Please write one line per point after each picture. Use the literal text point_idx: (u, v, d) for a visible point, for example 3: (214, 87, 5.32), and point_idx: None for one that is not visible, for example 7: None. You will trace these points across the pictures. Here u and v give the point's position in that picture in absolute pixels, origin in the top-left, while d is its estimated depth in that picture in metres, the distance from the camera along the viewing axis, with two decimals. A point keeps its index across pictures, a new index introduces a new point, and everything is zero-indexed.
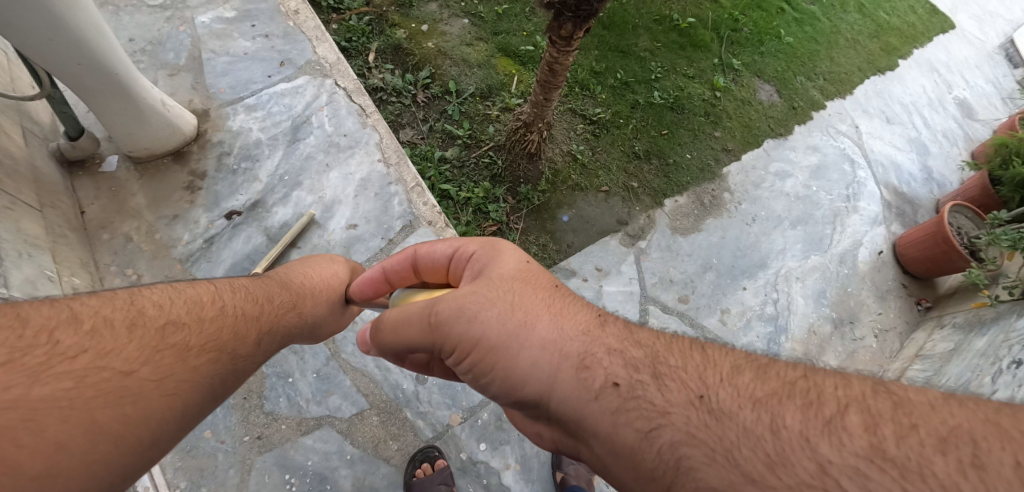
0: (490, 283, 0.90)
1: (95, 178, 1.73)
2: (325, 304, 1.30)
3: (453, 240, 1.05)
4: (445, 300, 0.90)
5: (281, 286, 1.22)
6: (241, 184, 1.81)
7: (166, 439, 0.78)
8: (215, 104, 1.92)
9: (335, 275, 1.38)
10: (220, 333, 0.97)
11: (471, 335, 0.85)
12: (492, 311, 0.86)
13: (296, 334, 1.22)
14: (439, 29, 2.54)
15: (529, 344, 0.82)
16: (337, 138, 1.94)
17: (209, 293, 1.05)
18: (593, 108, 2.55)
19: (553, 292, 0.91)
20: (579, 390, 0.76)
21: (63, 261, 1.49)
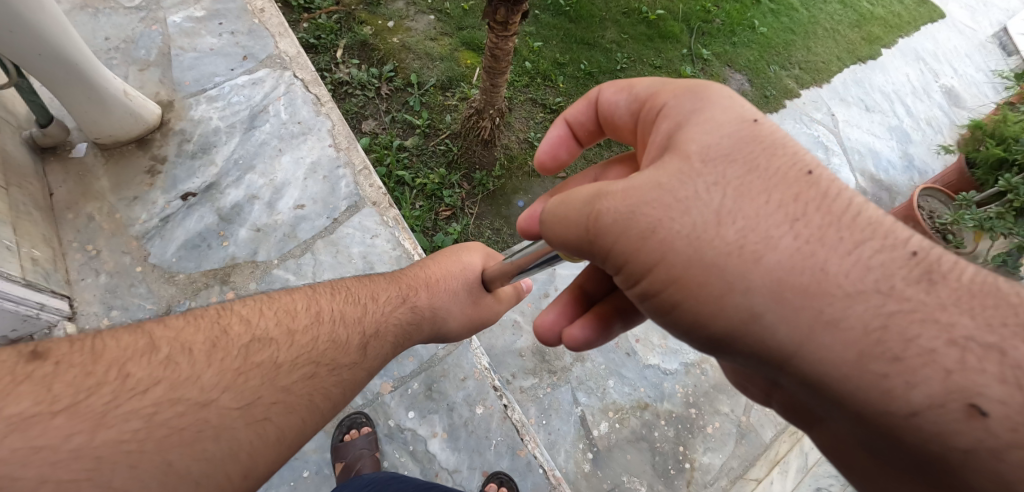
0: (691, 176, 0.73)
1: (65, 163, 1.86)
2: (442, 293, 1.34)
3: (659, 87, 0.88)
4: (613, 196, 0.76)
5: (389, 282, 1.28)
6: (197, 167, 1.92)
7: (265, 467, 0.79)
8: (179, 96, 2.05)
9: (462, 265, 1.42)
10: (315, 344, 0.98)
11: (652, 252, 0.73)
12: (692, 223, 0.70)
13: (419, 327, 1.28)
14: (404, 26, 2.64)
15: (746, 278, 0.67)
16: (291, 125, 2.05)
17: (303, 301, 1.08)
18: (554, 97, 2.60)
19: (804, 184, 0.70)
20: (823, 344, 0.64)
21: (25, 235, 1.61)
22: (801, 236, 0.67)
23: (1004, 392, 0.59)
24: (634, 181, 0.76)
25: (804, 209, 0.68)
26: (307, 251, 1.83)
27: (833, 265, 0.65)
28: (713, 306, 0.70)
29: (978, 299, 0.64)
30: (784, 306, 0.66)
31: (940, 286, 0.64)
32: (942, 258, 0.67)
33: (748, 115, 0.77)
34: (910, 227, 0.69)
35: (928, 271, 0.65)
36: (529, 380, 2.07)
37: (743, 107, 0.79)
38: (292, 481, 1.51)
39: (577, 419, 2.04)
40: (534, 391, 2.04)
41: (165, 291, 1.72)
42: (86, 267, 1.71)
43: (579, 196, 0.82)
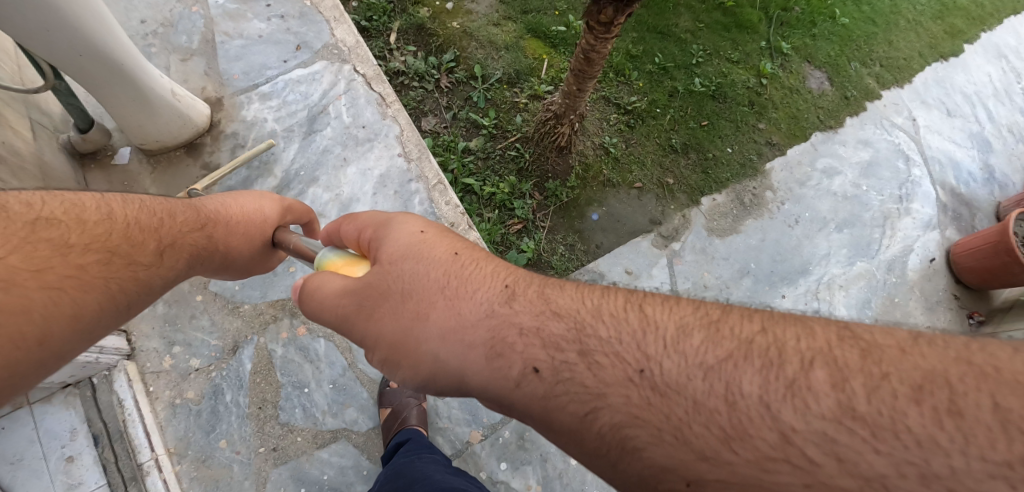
0: (386, 273, 0.87)
1: (107, 171, 1.65)
2: (241, 235, 1.21)
3: (361, 221, 1.00)
4: (347, 300, 0.89)
5: (185, 206, 1.15)
6: (255, 178, 1.71)
7: (60, 336, 0.80)
8: (228, 92, 1.81)
9: (262, 214, 1.25)
10: (108, 237, 0.94)
11: (373, 334, 0.86)
12: (389, 304, 0.84)
13: (212, 256, 1.17)
14: (464, 8, 2.37)
15: (421, 335, 0.80)
16: (355, 130, 1.82)
17: (97, 199, 0.98)
18: (629, 96, 2.38)
19: (442, 261, 0.86)
20: (472, 370, 0.76)
21: None
22: (446, 298, 0.81)
23: (551, 356, 0.71)
24: (356, 283, 0.89)
25: (444, 278, 0.83)
26: None
27: (462, 310, 0.79)
28: (410, 362, 0.81)
29: (548, 314, 0.76)
30: (447, 344, 0.78)
31: (517, 301, 0.79)
32: (524, 289, 0.81)
33: (416, 228, 0.92)
34: (505, 269, 0.85)
35: (510, 291, 0.81)
36: None
37: (417, 224, 0.94)
38: None
39: None
40: None
41: (229, 324, 1.54)
42: None
43: (327, 295, 0.92)
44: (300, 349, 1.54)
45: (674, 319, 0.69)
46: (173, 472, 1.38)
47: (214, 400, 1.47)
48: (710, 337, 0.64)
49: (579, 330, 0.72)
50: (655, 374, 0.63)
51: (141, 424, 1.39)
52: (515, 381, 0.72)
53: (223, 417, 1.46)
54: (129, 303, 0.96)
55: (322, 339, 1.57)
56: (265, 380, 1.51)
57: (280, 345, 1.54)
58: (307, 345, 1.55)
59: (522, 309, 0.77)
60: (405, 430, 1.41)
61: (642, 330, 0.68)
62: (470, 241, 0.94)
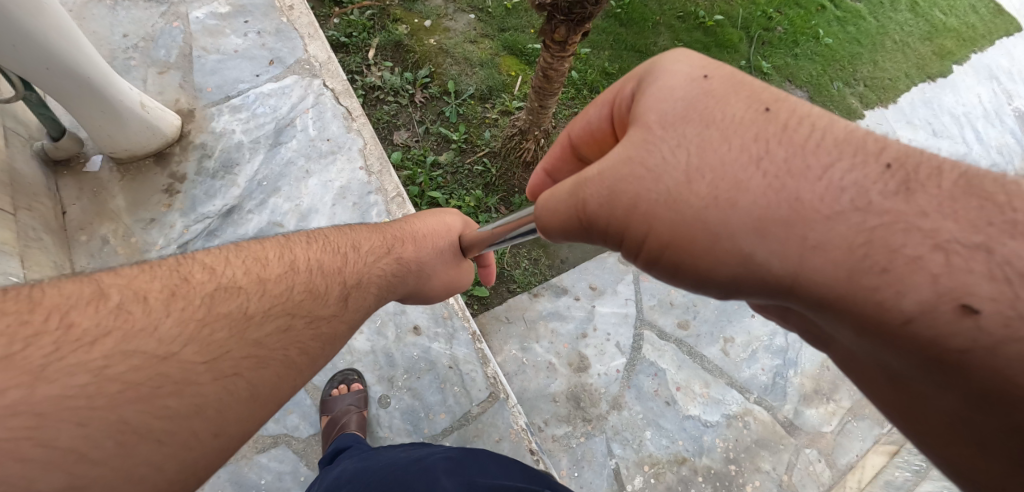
0: (657, 144, 0.67)
1: (78, 178, 1.72)
2: (425, 249, 1.26)
3: (609, 96, 0.83)
4: (594, 181, 0.71)
5: (371, 235, 1.16)
6: (218, 188, 1.77)
7: (234, 427, 0.66)
8: (201, 104, 1.88)
9: (443, 224, 1.36)
10: (292, 295, 0.84)
11: (641, 223, 0.67)
12: (666, 187, 0.65)
13: (399, 282, 1.17)
14: (443, 25, 2.42)
15: (724, 224, 0.61)
16: (320, 143, 1.88)
17: (277, 249, 0.93)
18: None
19: (755, 123, 0.64)
20: (811, 268, 0.57)
21: (33, 265, 1.48)
22: (764, 174, 0.60)
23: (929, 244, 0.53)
24: (608, 161, 0.70)
25: (770, 150, 0.62)
26: None
27: (801, 192, 0.58)
28: (700, 255, 0.64)
29: (961, 196, 0.55)
30: (768, 239, 0.59)
31: (917, 192, 0.55)
32: (907, 158, 0.58)
33: (694, 74, 0.71)
34: (871, 139, 0.61)
35: (850, 153, 0.59)
36: (562, 428, 1.97)
37: (692, 67, 0.73)
38: None
39: (611, 472, 1.93)
40: (567, 440, 1.95)
41: None
42: None
43: (564, 185, 0.76)
44: None
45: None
46: None
47: None
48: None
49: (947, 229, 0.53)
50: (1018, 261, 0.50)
51: None
52: (901, 319, 0.54)
53: None
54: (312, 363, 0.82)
55: None
56: None
57: None
58: None
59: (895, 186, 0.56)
60: (345, 432, 1.43)
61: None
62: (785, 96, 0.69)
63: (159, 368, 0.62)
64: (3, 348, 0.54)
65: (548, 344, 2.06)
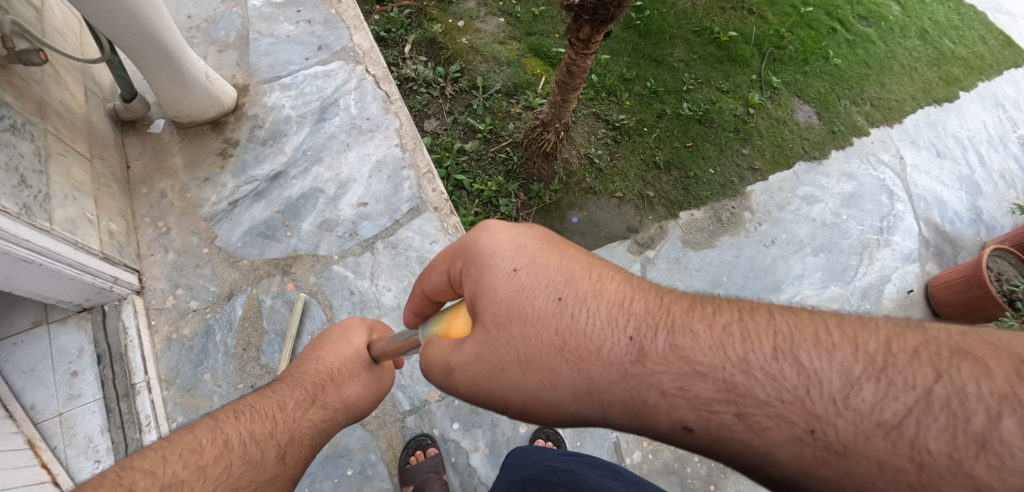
0: (495, 342, 0.73)
1: (143, 137, 1.92)
2: (352, 382, 1.17)
3: (444, 267, 0.83)
4: (459, 372, 0.76)
5: (289, 383, 1.11)
6: (267, 155, 1.96)
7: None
8: (254, 81, 2.08)
9: (352, 347, 1.22)
10: (231, 471, 0.88)
11: (500, 404, 0.75)
12: (509, 378, 0.72)
13: (334, 425, 1.12)
14: (474, 26, 2.63)
15: (559, 401, 0.70)
16: (360, 121, 2.06)
17: (199, 437, 0.91)
18: (618, 113, 2.57)
19: (552, 313, 0.72)
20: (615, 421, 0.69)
21: (103, 207, 1.66)
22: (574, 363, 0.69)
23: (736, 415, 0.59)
24: (464, 355, 0.75)
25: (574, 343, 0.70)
26: (366, 250, 1.85)
27: (594, 375, 0.68)
28: (556, 421, 0.73)
29: (688, 359, 0.63)
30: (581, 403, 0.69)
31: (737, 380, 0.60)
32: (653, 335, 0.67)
33: (507, 266, 0.74)
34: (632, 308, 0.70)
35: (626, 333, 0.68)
36: None
37: (503, 251, 0.76)
38: (336, 480, 1.55)
39: (611, 445, 2.03)
40: None
41: (228, 275, 1.77)
42: (156, 243, 1.78)
43: (433, 367, 0.80)
44: (287, 302, 1.75)
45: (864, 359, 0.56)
46: (161, 395, 1.59)
47: (205, 338, 1.68)
48: (885, 390, 0.53)
49: (732, 384, 0.60)
50: (893, 438, 0.51)
51: (138, 350, 1.61)
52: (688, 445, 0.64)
53: (210, 354, 1.66)
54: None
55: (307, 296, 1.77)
56: (251, 325, 1.71)
57: (269, 296, 1.75)
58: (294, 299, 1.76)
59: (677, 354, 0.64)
60: None
61: (864, 364, 0.56)
62: (574, 263, 0.76)
63: None
64: None
65: None
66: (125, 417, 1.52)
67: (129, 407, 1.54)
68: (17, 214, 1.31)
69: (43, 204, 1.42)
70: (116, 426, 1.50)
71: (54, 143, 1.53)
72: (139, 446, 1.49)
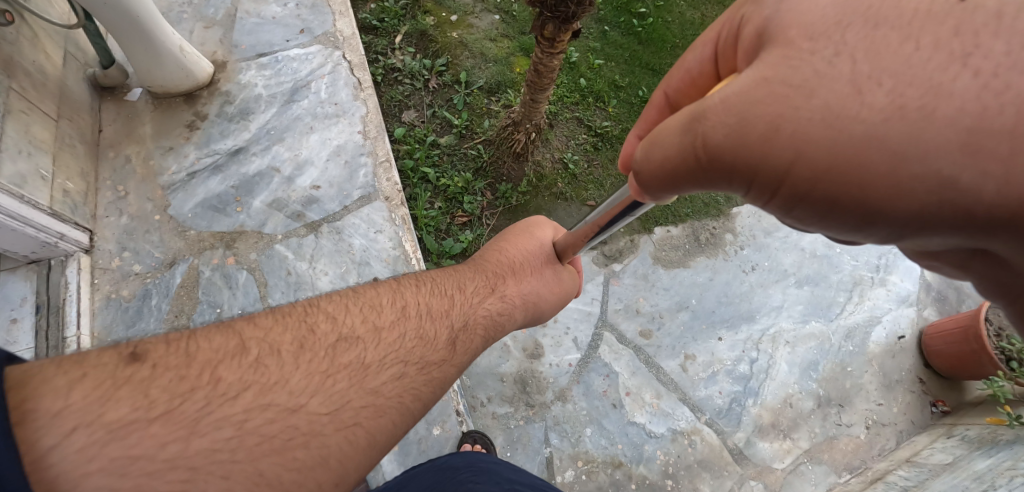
0: (802, 60, 0.54)
1: (119, 104, 2.01)
2: (526, 278, 1.31)
3: (715, 27, 0.72)
4: (714, 113, 0.58)
5: (472, 267, 1.24)
6: (232, 130, 2.00)
7: (356, 471, 0.76)
8: (233, 58, 2.13)
9: (538, 243, 1.41)
10: (403, 342, 0.92)
11: (784, 150, 0.54)
12: (821, 105, 0.51)
13: (510, 317, 1.23)
14: (467, 22, 2.60)
15: (915, 141, 0.47)
16: (328, 105, 2.07)
17: (388, 295, 1.00)
18: (603, 120, 2.49)
19: (933, 17, 0.48)
20: None
21: (62, 166, 1.74)
22: (974, 73, 0.45)
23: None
24: (737, 86, 0.57)
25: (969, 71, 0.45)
26: (311, 232, 1.86)
27: None
28: (844, 189, 0.52)
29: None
30: (980, 157, 0.45)
31: None
32: None
33: None
34: None
35: None
36: (504, 408, 2.03)
37: None
38: None
39: (543, 460, 1.97)
40: (505, 420, 2.00)
41: (174, 244, 1.82)
42: (113, 205, 1.85)
43: (672, 122, 0.64)
44: (225, 275, 1.78)
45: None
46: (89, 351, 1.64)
47: (141, 301, 1.73)
48: None
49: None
50: None
51: (75, 305, 1.67)
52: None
53: (143, 317, 1.70)
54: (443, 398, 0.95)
55: (244, 271, 1.79)
56: (187, 295, 1.75)
57: (209, 268, 1.79)
58: (231, 274, 1.79)
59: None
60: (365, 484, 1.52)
61: None
62: None
63: (292, 420, 0.71)
64: (166, 403, 0.65)
65: None
66: None
67: None
68: None
69: None
70: None
71: (16, 101, 1.61)
72: None
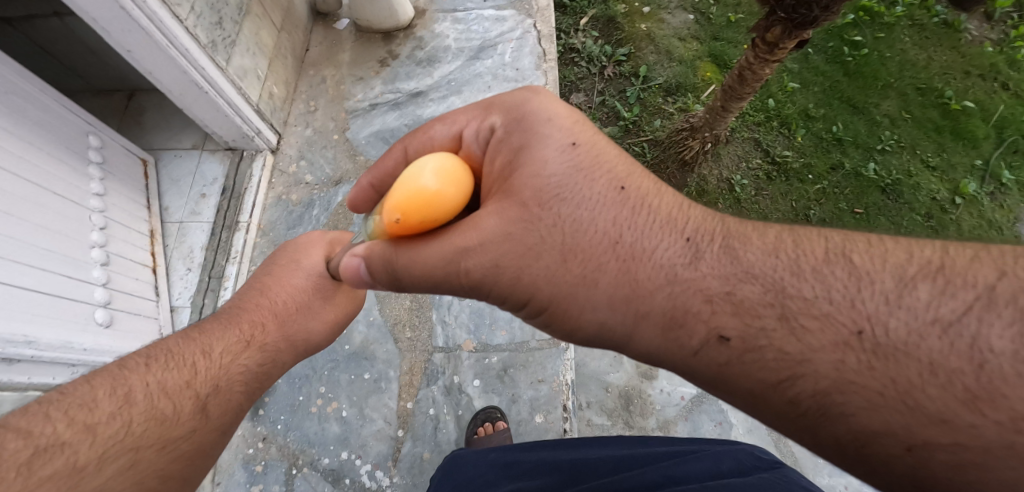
0: (534, 222, 0.74)
1: (327, 30, 2.16)
2: (306, 314, 1.18)
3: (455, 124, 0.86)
4: (473, 255, 0.76)
5: (223, 323, 1.08)
6: (417, 74, 2.07)
7: None
8: (432, 8, 2.21)
9: (300, 267, 1.22)
10: (130, 426, 0.84)
11: (517, 291, 0.76)
12: (542, 264, 0.73)
13: (273, 368, 1.10)
14: (660, 16, 2.50)
15: (586, 297, 0.72)
16: (509, 69, 2.07)
17: (111, 381, 0.89)
18: (783, 149, 2.27)
19: (614, 204, 0.74)
20: (646, 337, 0.70)
21: (272, 72, 1.90)
22: (625, 264, 0.71)
23: (846, 348, 0.56)
24: (485, 232, 0.75)
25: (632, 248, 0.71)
26: None
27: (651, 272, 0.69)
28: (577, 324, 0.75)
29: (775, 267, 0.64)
30: (617, 310, 0.71)
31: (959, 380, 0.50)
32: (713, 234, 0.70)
33: (565, 141, 0.78)
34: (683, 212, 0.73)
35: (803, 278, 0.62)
36: (602, 418, 1.90)
37: (557, 132, 0.79)
38: (353, 376, 1.65)
39: None
40: (600, 432, 1.87)
41: (344, 165, 1.91)
42: (302, 118, 1.99)
43: (432, 251, 0.78)
44: None
45: (892, 263, 0.59)
46: (253, 240, 1.80)
47: (306, 209, 1.84)
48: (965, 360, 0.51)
49: (778, 289, 0.63)
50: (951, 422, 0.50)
51: (253, 195, 1.83)
52: (694, 351, 0.67)
53: (303, 223, 1.82)
54: (193, 471, 0.89)
55: None
56: (343, 216, 1.82)
57: None
58: None
59: (706, 261, 0.68)
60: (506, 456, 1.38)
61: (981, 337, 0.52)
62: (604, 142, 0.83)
63: None
64: None
65: None
66: (223, 245, 1.76)
67: (227, 238, 1.77)
68: (204, 45, 1.55)
69: (227, 47, 1.65)
70: (217, 248, 1.76)
71: (255, 5, 1.78)
72: (220, 272, 1.73)
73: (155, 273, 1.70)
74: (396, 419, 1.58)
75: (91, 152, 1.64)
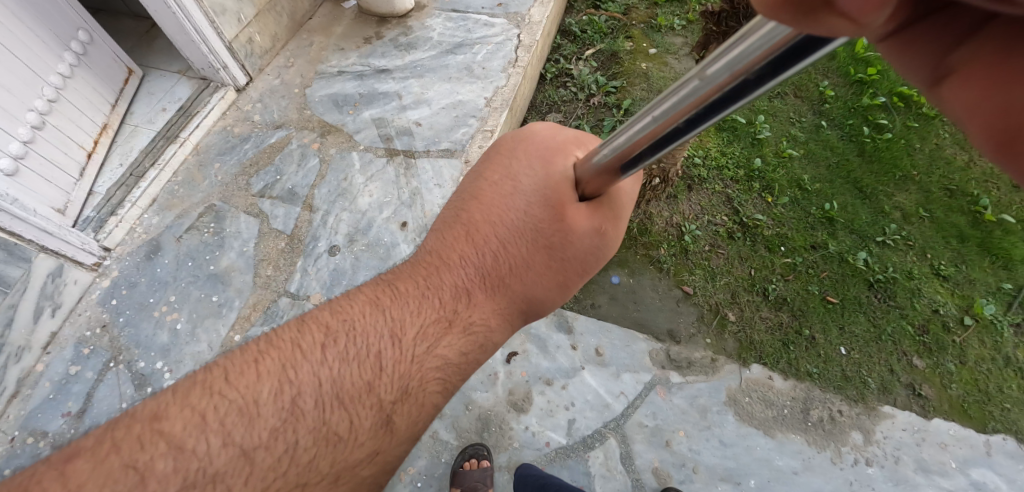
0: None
1: (334, 7, 2.34)
2: (534, 276, 0.95)
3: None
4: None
5: (410, 285, 0.97)
6: (391, 54, 2.15)
7: None
8: (432, 6, 2.32)
9: (517, 208, 0.96)
10: (297, 450, 0.80)
11: None
12: None
13: (479, 353, 0.96)
14: (664, 59, 2.45)
15: None
16: (476, 67, 2.08)
17: (282, 364, 0.85)
18: (758, 212, 2.06)
19: None
20: None
21: (259, 20, 2.05)
22: None
23: None
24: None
25: None
26: (386, 156, 1.85)
27: None
28: None
29: None
30: None
31: None
32: None
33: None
34: None
35: None
36: (450, 434, 1.69)
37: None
38: (202, 294, 1.63)
39: None
40: (441, 448, 1.68)
41: (290, 114, 1.99)
42: (277, 70, 2.13)
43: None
44: (302, 155, 1.88)
45: None
46: (184, 156, 1.89)
47: (240, 142, 1.92)
48: None
49: None
50: None
51: (199, 118, 1.94)
52: None
53: (231, 153, 1.90)
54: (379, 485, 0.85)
55: (315, 160, 1.86)
56: (266, 157, 1.88)
57: (297, 144, 1.91)
58: (307, 156, 1.87)
59: None
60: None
61: None
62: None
63: None
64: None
65: (509, 355, 1.80)
66: (153, 151, 1.86)
67: (161, 147, 1.88)
68: None
69: None
70: (149, 153, 1.86)
71: None
72: (141, 172, 1.82)
73: (89, 157, 1.82)
74: (217, 347, 1.54)
75: (75, 43, 1.80)
